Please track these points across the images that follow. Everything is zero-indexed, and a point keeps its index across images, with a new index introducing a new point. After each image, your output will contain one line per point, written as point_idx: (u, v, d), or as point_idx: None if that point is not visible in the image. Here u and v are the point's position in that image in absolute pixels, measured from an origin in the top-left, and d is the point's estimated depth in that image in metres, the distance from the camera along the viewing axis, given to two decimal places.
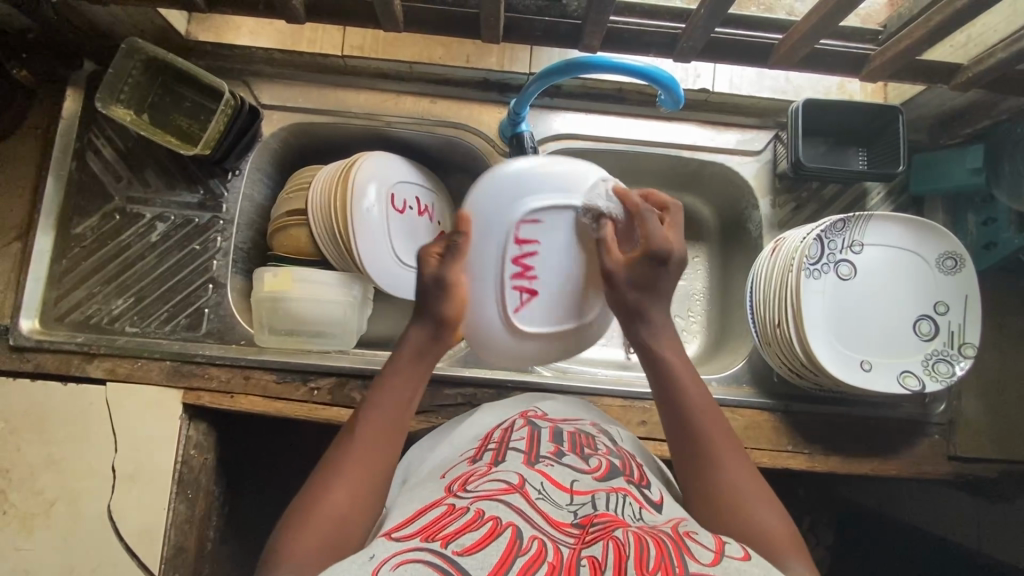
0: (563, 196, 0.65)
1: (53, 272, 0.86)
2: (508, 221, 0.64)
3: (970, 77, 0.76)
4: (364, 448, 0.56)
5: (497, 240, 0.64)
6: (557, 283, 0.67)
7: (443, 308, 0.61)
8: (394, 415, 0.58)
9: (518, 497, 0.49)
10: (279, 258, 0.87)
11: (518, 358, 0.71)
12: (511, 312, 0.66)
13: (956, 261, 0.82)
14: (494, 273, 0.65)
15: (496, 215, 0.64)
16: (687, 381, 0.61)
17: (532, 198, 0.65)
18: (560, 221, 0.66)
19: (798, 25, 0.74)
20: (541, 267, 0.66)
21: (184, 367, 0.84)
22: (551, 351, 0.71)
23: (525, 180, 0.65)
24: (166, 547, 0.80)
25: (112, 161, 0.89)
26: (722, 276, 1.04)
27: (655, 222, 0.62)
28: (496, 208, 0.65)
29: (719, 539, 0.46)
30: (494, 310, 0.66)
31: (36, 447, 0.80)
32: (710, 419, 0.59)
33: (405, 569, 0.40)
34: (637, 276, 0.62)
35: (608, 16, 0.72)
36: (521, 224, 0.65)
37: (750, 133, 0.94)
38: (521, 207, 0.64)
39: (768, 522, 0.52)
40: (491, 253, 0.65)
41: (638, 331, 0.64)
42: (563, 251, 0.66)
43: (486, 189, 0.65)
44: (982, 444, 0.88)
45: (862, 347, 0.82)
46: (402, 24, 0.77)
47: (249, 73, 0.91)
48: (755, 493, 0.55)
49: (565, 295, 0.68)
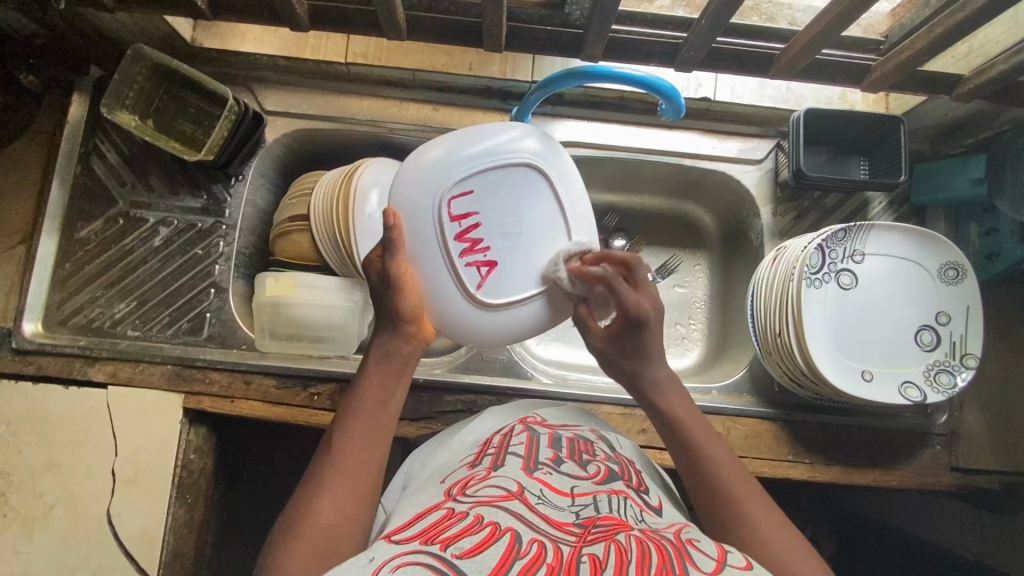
0: (487, 162, 0.63)
1: (57, 276, 0.87)
2: (437, 201, 0.62)
3: (971, 88, 0.76)
4: (347, 455, 0.55)
5: (432, 224, 0.63)
6: (514, 247, 0.64)
7: (397, 304, 0.62)
8: (371, 416, 0.58)
9: (518, 503, 0.49)
10: (280, 263, 0.88)
11: (501, 336, 0.67)
12: (474, 291, 0.64)
13: (958, 271, 0.82)
14: (440, 257, 0.63)
15: (424, 200, 0.63)
16: (699, 435, 0.61)
17: (458, 170, 0.63)
18: (492, 184, 0.64)
19: (800, 33, 0.74)
20: (488, 236, 0.64)
21: (185, 371, 0.84)
22: (531, 327, 0.67)
23: (448, 154, 0.63)
24: (164, 551, 0.80)
25: (117, 166, 0.89)
26: (724, 285, 1.04)
27: (628, 291, 0.62)
28: (422, 192, 0.63)
29: (721, 547, 0.46)
30: (454, 293, 0.64)
31: (37, 449, 0.80)
32: (728, 470, 0.58)
33: (404, 570, 0.40)
34: (622, 344, 0.65)
35: (610, 26, 0.73)
36: (450, 199, 0.63)
37: (750, 142, 0.94)
38: (446, 184, 0.63)
39: (765, 529, 0.52)
40: (430, 240, 0.63)
41: (644, 392, 0.65)
42: (506, 212, 0.64)
43: (408, 177, 0.64)
44: (984, 455, 0.88)
45: (864, 357, 0.82)
46: (406, 32, 0.77)
47: (253, 79, 0.91)
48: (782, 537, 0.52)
49: (528, 258, 0.64)
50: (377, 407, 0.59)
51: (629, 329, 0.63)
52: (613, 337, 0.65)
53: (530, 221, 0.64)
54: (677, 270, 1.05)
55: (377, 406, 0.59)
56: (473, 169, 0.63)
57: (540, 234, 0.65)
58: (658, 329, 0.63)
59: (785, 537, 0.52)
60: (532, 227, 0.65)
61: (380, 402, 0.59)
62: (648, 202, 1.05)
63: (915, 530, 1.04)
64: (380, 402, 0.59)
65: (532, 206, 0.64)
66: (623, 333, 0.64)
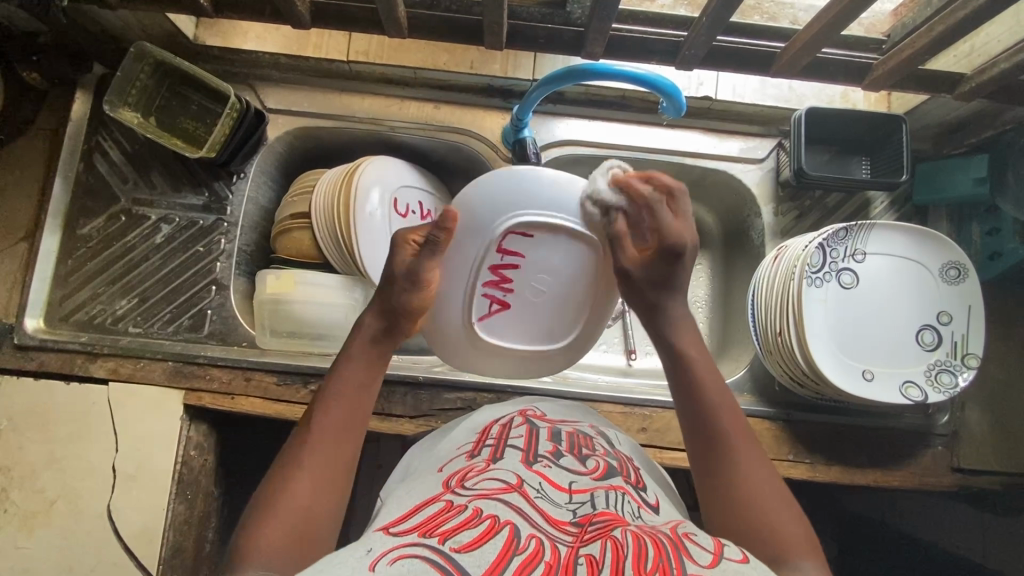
0: (558, 222, 0.66)
1: (59, 272, 0.87)
2: (496, 230, 0.66)
3: (973, 87, 0.76)
4: (326, 436, 0.54)
5: (479, 247, 0.67)
6: (530, 302, 0.71)
7: (407, 300, 0.62)
8: (351, 397, 0.57)
9: (517, 496, 0.49)
10: (281, 261, 0.87)
11: (484, 362, 0.75)
12: (476, 318, 0.71)
13: (960, 270, 0.82)
14: (467, 278, 0.68)
15: (487, 222, 0.66)
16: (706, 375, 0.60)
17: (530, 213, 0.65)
18: (549, 243, 0.67)
19: (801, 32, 0.74)
20: (518, 280, 0.69)
21: (186, 367, 0.85)
22: (514, 361, 0.75)
23: (530, 192, 0.65)
24: (164, 548, 0.80)
25: (119, 163, 0.90)
26: (725, 284, 1.04)
27: (669, 216, 0.60)
28: (488, 215, 0.66)
29: (718, 541, 0.46)
30: (460, 313, 0.70)
31: (38, 445, 0.80)
32: (730, 416, 0.57)
33: (402, 564, 0.39)
34: (655, 275, 0.62)
35: (611, 24, 0.73)
36: (503, 239, 0.66)
37: (752, 141, 0.94)
38: (512, 220, 0.66)
39: (761, 487, 0.53)
40: (468, 265, 0.67)
41: (658, 326, 0.63)
42: (540, 272, 0.69)
43: (481, 192, 0.66)
44: (986, 456, 0.87)
45: (865, 356, 0.82)
46: (407, 30, 0.78)
47: (255, 77, 0.92)
48: (775, 495, 0.52)
49: (535, 313, 0.71)
50: (360, 389, 0.58)
51: (665, 260, 0.61)
52: (648, 266, 0.62)
53: (559, 282, 0.70)
54: None
55: (359, 389, 0.58)
56: (545, 220, 0.66)
57: (564, 303, 0.71)
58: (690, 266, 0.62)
59: (780, 498, 0.52)
60: (558, 292, 0.70)
61: (361, 384, 0.59)
62: None
63: (916, 531, 1.04)
64: (363, 386, 0.59)
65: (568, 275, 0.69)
66: (654, 264, 0.62)
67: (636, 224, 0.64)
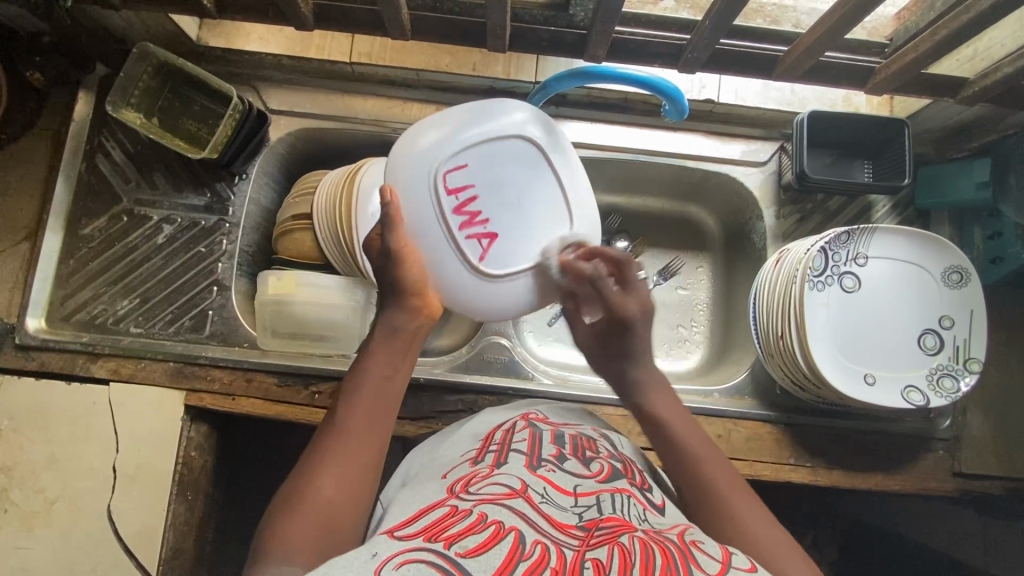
0: (480, 137, 0.64)
1: (60, 271, 0.87)
2: (433, 175, 0.63)
3: (977, 91, 0.76)
4: (350, 430, 0.55)
5: (428, 198, 0.63)
6: (514, 220, 0.65)
7: (400, 275, 0.61)
8: (376, 389, 0.58)
9: (521, 502, 0.49)
10: (282, 261, 0.88)
11: (509, 305, 0.68)
12: (477, 262, 0.64)
13: (962, 275, 0.81)
14: (440, 231, 0.63)
15: (420, 174, 0.63)
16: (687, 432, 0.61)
17: (452, 146, 0.63)
18: (487, 160, 0.65)
19: (803, 36, 0.74)
20: (487, 208, 0.65)
21: (187, 368, 0.85)
22: (539, 293, 0.68)
23: (443, 128, 0.64)
24: (164, 548, 0.80)
25: (121, 163, 0.90)
26: (726, 286, 1.03)
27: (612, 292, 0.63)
28: (417, 167, 0.63)
29: (725, 550, 0.46)
30: (457, 265, 0.64)
31: (39, 445, 0.80)
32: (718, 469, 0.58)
33: (408, 568, 0.39)
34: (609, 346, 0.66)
35: (614, 26, 0.73)
36: (446, 172, 0.63)
37: (754, 144, 0.94)
38: (441, 158, 0.63)
39: (760, 535, 0.53)
40: (429, 212, 0.63)
41: (631, 395, 0.65)
42: (501, 186, 0.65)
43: (403, 156, 0.64)
44: (987, 461, 0.87)
45: (866, 360, 0.82)
46: (410, 32, 0.78)
47: (258, 79, 0.92)
48: (774, 541, 0.52)
49: (528, 228, 0.66)
50: (386, 380, 0.58)
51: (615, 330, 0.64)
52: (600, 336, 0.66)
53: (527, 192, 0.66)
54: (679, 272, 1.05)
55: (384, 380, 0.58)
56: (468, 142, 0.64)
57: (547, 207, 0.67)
58: (645, 332, 0.64)
59: (780, 544, 0.52)
60: (534, 202, 0.66)
61: (386, 376, 0.59)
62: (651, 203, 1.05)
63: (917, 535, 1.04)
64: (386, 378, 0.58)
65: (530, 180, 0.66)
66: (611, 334, 0.65)
67: (588, 299, 0.67)
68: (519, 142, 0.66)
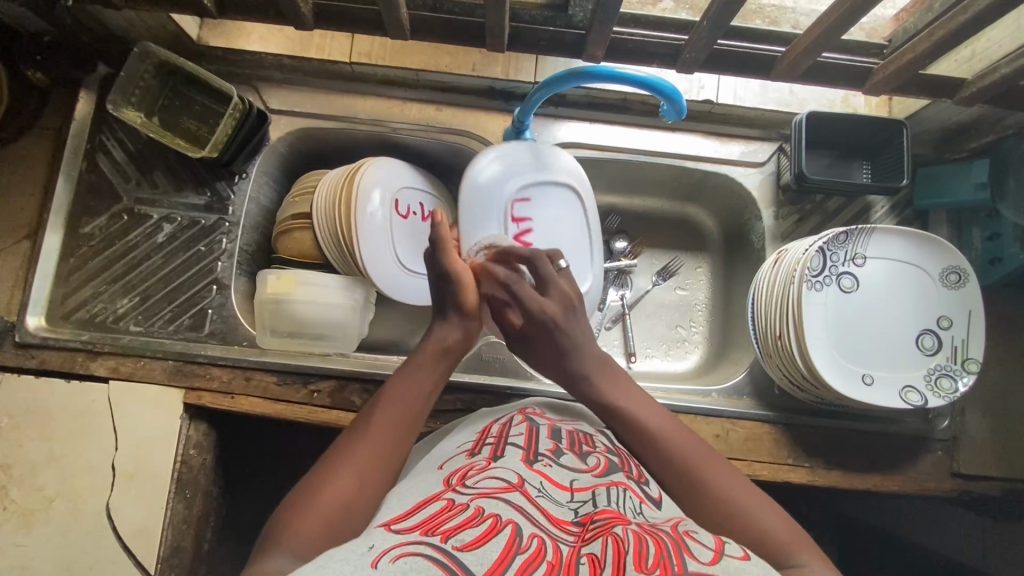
0: (532, 177, 0.86)
1: (60, 270, 0.88)
2: (502, 206, 0.85)
3: (974, 91, 0.76)
4: (377, 435, 0.56)
5: (497, 223, 0.85)
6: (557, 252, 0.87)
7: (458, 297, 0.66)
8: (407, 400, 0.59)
9: (518, 495, 0.49)
10: (282, 260, 0.87)
11: None
12: None
13: (960, 275, 0.82)
14: None
15: (489, 202, 0.85)
16: (649, 412, 0.61)
17: (513, 184, 0.85)
18: (539, 198, 0.86)
19: (801, 37, 0.74)
20: (537, 240, 0.86)
21: (186, 367, 0.85)
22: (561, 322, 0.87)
23: (504, 166, 0.85)
24: (162, 546, 0.80)
25: (122, 163, 0.90)
26: (725, 286, 1.04)
27: (529, 292, 0.65)
28: (488, 197, 0.85)
29: (719, 539, 0.46)
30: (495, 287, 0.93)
31: (38, 443, 0.80)
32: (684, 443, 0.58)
33: (404, 562, 0.40)
34: (541, 350, 0.65)
35: (612, 27, 0.73)
36: (511, 206, 0.85)
37: (753, 145, 0.94)
38: (508, 193, 0.85)
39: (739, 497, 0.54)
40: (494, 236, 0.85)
41: (586, 389, 0.64)
42: (551, 222, 0.87)
43: (475, 184, 0.84)
44: (986, 462, 0.87)
45: (865, 360, 0.82)
46: (410, 32, 0.78)
47: (258, 79, 0.92)
48: (753, 501, 0.54)
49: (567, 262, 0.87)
50: (420, 395, 0.60)
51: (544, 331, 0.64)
52: (531, 341, 0.66)
53: (570, 236, 0.88)
54: (678, 272, 1.05)
55: (419, 395, 0.60)
56: (526, 181, 0.85)
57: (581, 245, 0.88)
58: (573, 329, 0.65)
59: (757, 501, 0.54)
60: (572, 240, 0.88)
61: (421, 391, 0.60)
62: (650, 203, 1.05)
63: (917, 538, 1.03)
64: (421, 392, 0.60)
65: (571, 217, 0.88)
66: (534, 333, 0.65)
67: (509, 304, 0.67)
68: (564, 183, 0.87)
